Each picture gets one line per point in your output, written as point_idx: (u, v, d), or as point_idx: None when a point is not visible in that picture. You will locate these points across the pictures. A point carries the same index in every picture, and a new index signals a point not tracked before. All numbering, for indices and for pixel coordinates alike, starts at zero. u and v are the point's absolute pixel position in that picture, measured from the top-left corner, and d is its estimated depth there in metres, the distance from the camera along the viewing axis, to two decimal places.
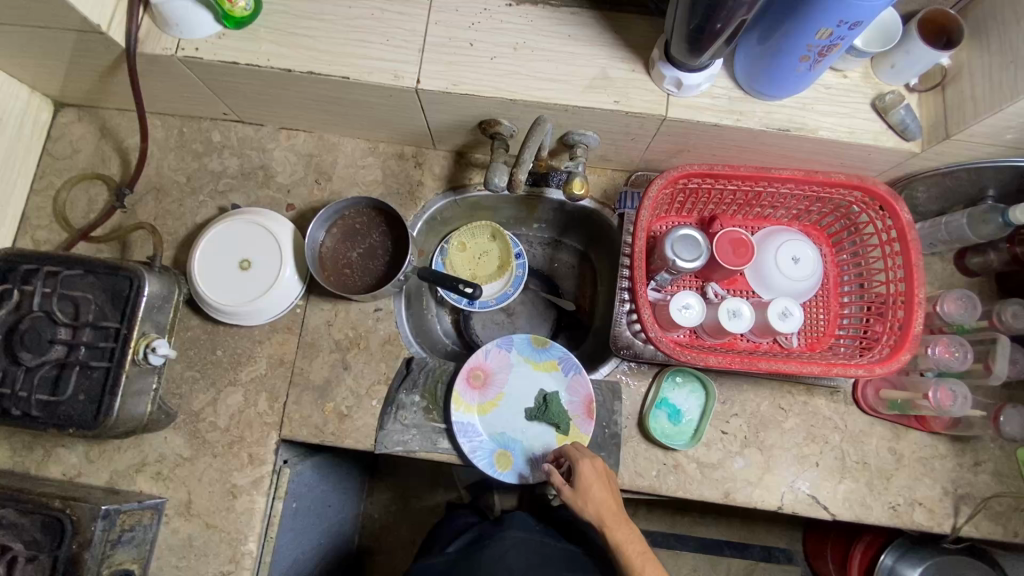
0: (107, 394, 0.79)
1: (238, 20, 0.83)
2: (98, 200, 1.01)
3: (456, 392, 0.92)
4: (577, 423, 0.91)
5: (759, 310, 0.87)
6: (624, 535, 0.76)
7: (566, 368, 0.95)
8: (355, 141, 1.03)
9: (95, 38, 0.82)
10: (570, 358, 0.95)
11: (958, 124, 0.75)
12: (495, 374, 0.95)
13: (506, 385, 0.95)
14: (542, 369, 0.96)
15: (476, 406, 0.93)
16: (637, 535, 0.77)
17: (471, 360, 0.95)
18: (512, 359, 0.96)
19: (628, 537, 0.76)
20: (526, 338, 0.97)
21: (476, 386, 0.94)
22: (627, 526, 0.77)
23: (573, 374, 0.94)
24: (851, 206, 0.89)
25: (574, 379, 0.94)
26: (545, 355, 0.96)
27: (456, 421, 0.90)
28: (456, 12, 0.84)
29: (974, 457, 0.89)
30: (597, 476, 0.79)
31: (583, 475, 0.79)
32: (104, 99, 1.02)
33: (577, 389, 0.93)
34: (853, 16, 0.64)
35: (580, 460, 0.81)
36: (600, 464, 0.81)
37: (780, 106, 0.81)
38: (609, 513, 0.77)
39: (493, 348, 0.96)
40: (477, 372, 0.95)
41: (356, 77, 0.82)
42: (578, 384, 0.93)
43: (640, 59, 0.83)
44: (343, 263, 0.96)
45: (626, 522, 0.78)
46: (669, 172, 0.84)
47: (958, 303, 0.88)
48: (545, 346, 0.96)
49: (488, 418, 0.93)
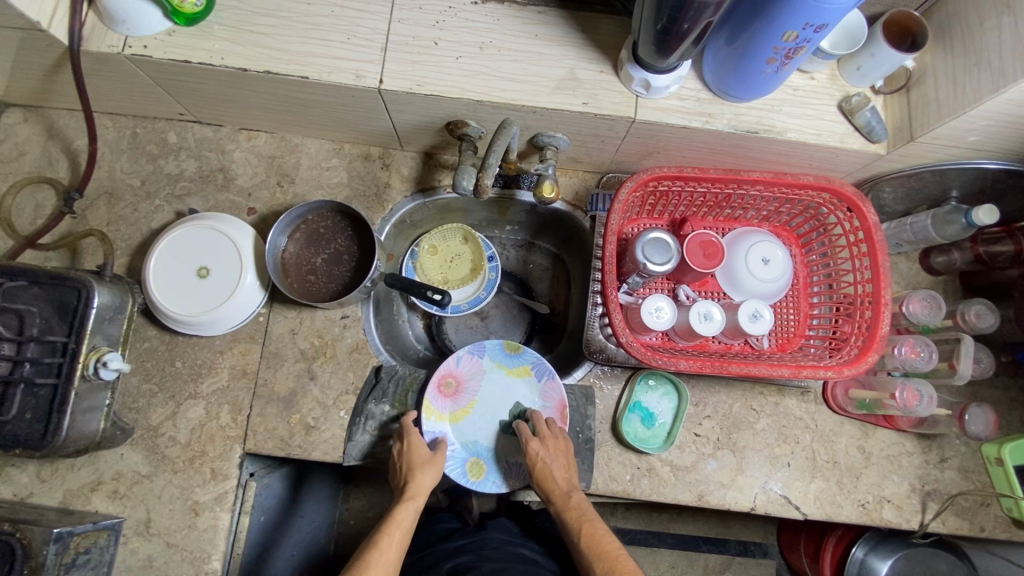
0: (55, 412, 0.75)
1: (189, 16, 0.79)
2: (46, 205, 0.96)
3: (426, 400, 0.91)
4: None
5: (730, 312, 0.87)
6: (565, 505, 0.80)
7: (539, 374, 0.93)
8: (319, 142, 0.99)
9: (35, 36, 0.77)
10: (543, 364, 0.93)
11: (922, 127, 0.75)
12: (467, 381, 0.93)
13: (478, 392, 0.93)
14: (514, 375, 0.94)
15: (448, 414, 0.91)
16: (579, 503, 0.80)
17: (442, 367, 0.92)
18: (484, 364, 0.94)
19: (570, 505, 0.80)
20: (499, 344, 0.95)
21: (448, 394, 0.92)
22: (571, 495, 0.81)
23: (546, 381, 0.92)
24: (820, 207, 0.90)
25: (547, 384, 0.92)
26: (518, 361, 0.94)
27: (426, 430, 0.89)
28: (419, 9, 0.82)
29: (940, 453, 0.91)
30: (544, 454, 0.82)
31: (529, 454, 0.82)
32: (51, 98, 0.96)
33: (549, 395, 0.91)
34: (818, 19, 0.63)
35: (530, 441, 0.83)
36: (549, 441, 0.83)
37: (748, 108, 0.81)
38: (553, 486, 0.81)
39: (464, 355, 0.94)
40: (448, 380, 0.93)
41: (316, 77, 0.79)
42: (551, 390, 0.92)
43: (609, 59, 0.81)
44: (307, 269, 0.93)
45: (570, 492, 0.81)
46: (639, 175, 0.83)
47: (923, 304, 0.89)
48: (517, 352, 0.94)
49: (459, 427, 0.91)
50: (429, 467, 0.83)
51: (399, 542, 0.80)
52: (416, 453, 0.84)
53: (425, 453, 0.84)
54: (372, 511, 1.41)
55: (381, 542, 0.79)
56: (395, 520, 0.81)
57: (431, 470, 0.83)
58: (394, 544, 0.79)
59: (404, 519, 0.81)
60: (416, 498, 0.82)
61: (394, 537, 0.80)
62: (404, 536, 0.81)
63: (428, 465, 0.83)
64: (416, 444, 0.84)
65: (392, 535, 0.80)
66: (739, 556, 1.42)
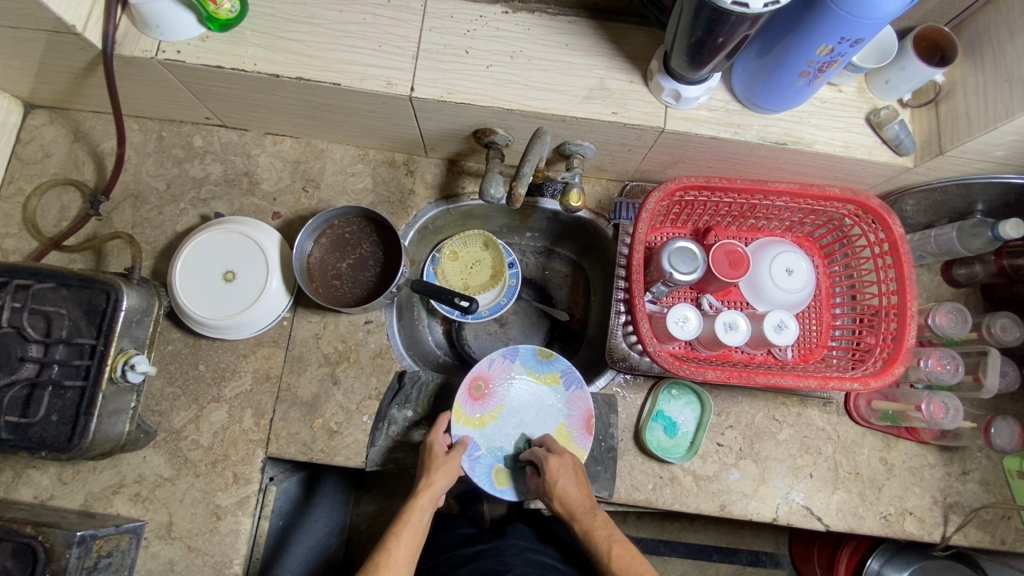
0: (83, 415, 0.75)
1: (223, 22, 0.79)
2: (71, 207, 0.96)
3: (457, 403, 0.90)
4: (575, 438, 0.89)
5: (755, 322, 0.87)
6: (591, 523, 0.81)
7: (568, 382, 0.93)
8: (344, 148, 1.00)
9: (69, 39, 0.77)
10: (572, 373, 0.93)
11: (951, 140, 0.76)
12: (496, 385, 0.93)
13: (507, 397, 0.93)
14: (543, 381, 0.94)
15: (476, 418, 0.91)
16: (603, 521, 0.81)
17: (474, 369, 0.92)
18: (515, 369, 0.94)
19: (595, 523, 0.81)
20: (532, 350, 0.94)
21: (477, 397, 0.91)
22: (593, 511, 0.81)
23: (574, 389, 0.92)
24: (844, 219, 0.90)
25: (575, 393, 0.92)
26: (548, 368, 0.94)
27: (455, 435, 0.88)
28: (451, 18, 0.83)
29: (962, 466, 0.91)
30: (565, 471, 0.82)
31: (549, 473, 0.81)
32: (78, 101, 0.97)
33: (577, 404, 0.91)
34: (854, 34, 0.64)
35: (550, 462, 0.82)
36: (568, 462, 0.83)
37: (777, 120, 0.81)
38: (577, 505, 0.80)
39: (497, 357, 0.93)
40: (479, 383, 0.92)
41: (347, 83, 0.79)
42: (579, 399, 0.92)
43: (638, 69, 0.82)
44: (332, 275, 0.93)
45: (592, 508, 0.81)
46: (666, 184, 0.84)
47: (949, 316, 0.89)
48: (549, 359, 0.94)
49: (486, 432, 0.91)
50: (443, 471, 0.82)
51: (410, 544, 0.79)
52: (432, 457, 0.83)
53: (440, 457, 0.84)
54: (382, 517, 1.40)
55: (390, 544, 0.78)
56: (407, 523, 0.80)
57: (445, 473, 0.82)
58: (403, 546, 0.78)
59: (415, 521, 0.81)
60: (428, 501, 0.81)
61: (405, 539, 0.79)
62: (415, 538, 0.80)
63: (440, 469, 0.82)
64: (431, 449, 0.84)
65: (401, 539, 0.79)
66: (751, 566, 1.41)
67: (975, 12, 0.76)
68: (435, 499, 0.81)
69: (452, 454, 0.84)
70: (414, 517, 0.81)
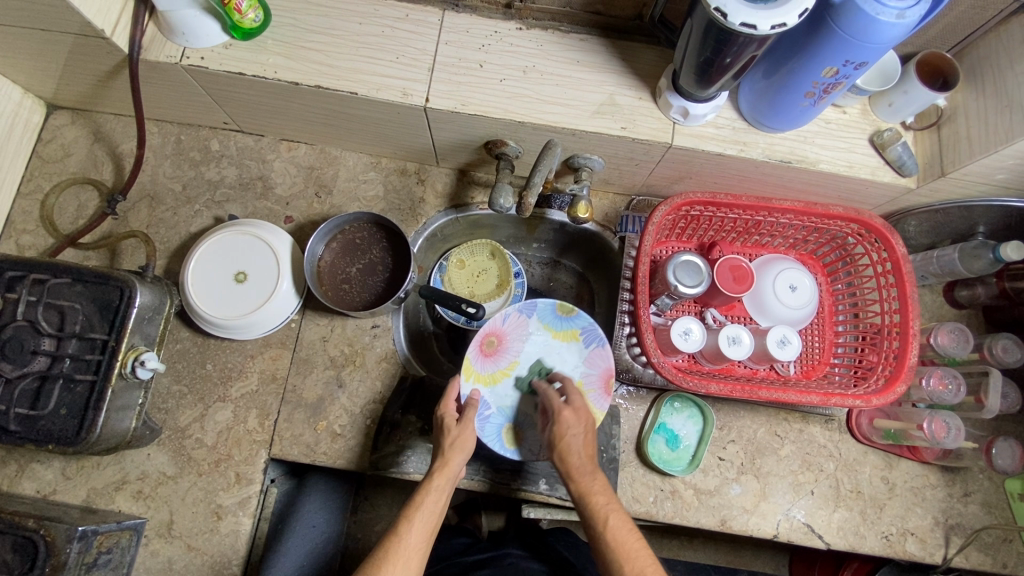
0: (91, 409, 0.76)
1: (247, 31, 0.82)
2: (88, 205, 0.98)
3: (467, 360, 0.85)
4: (593, 398, 0.85)
5: (759, 337, 0.88)
6: (590, 487, 0.72)
7: (588, 340, 0.88)
8: (358, 155, 1.02)
9: (97, 43, 0.80)
10: (593, 330, 0.88)
11: (953, 163, 0.77)
12: (510, 342, 0.88)
13: (521, 353, 0.88)
14: (562, 338, 0.89)
15: (486, 376, 0.86)
16: (604, 488, 0.72)
17: (487, 326, 0.87)
18: (531, 324, 0.89)
19: (593, 488, 0.72)
20: (552, 304, 0.88)
21: (488, 354, 0.87)
22: (596, 475, 0.73)
23: (595, 348, 0.87)
24: (847, 237, 0.92)
25: (596, 352, 0.87)
26: (568, 324, 0.89)
27: (461, 393, 0.83)
28: (466, 33, 0.85)
29: (963, 487, 0.90)
30: (575, 426, 0.75)
31: (559, 421, 0.75)
32: (100, 103, 0.99)
33: (598, 362, 0.87)
34: (858, 57, 0.66)
35: (561, 408, 0.76)
36: (582, 412, 0.77)
37: (782, 139, 0.83)
38: (579, 463, 0.73)
39: (512, 312, 0.88)
40: (491, 339, 0.87)
41: (365, 93, 0.82)
42: (599, 358, 0.87)
43: (647, 87, 0.84)
44: (341, 279, 0.94)
45: (595, 472, 0.73)
46: (672, 200, 0.85)
47: (951, 336, 0.90)
48: (570, 315, 0.88)
49: (497, 391, 0.86)
50: (459, 446, 0.75)
51: (423, 530, 0.70)
52: (446, 431, 0.76)
53: (454, 428, 0.76)
54: (379, 526, 1.39)
55: (402, 529, 0.69)
56: (419, 507, 0.70)
57: (462, 449, 0.75)
58: (415, 532, 0.69)
59: (430, 505, 0.71)
60: (447, 482, 0.73)
61: (418, 524, 0.69)
62: (431, 524, 0.70)
63: (456, 444, 0.75)
64: (443, 424, 0.77)
65: (412, 525, 0.69)
66: None
67: (976, 40, 0.79)
68: (452, 480, 0.73)
69: (466, 423, 0.77)
70: (428, 497, 0.71)
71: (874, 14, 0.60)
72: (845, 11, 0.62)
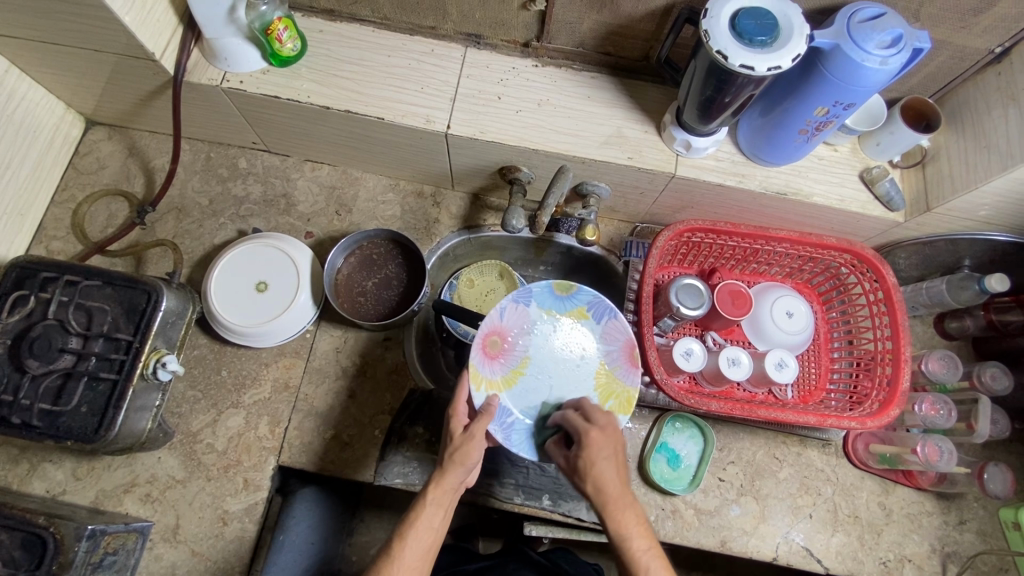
0: (111, 408, 0.78)
1: (284, 58, 0.88)
2: (118, 215, 1.03)
3: (473, 367, 0.81)
4: (620, 373, 0.84)
5: (757, 360, 0.91)
6: (627, 523, 0.66)
7: (597, 314, 0.87)
8: (377, 177, 1.08)
9: (146, 65, 0.86)
10: (600, 303, 0.87)
11: (937, 199, 0.83)
12: (514, 338, 0.85)
13: (530, 348, 0.85)
14: (570, 318, 0.87)
15: (498, 377, 0.82)
16: (640, 521, 0.67)
17: (486, 324, 0.84)
18: (532, 312, 0.86)
19: (631, 525, 0.66)
20: (548, 287, 0.87)
21: (494, 355, 0.83)
22: (634, 509, 0.67)
23: (606, 321, 0.87)
24: (840, 268, 0.96)
25: (608, 325, 0.86)
26: (571, 303, 0.87)
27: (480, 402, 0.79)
28: (486, 68, 0.92)
29: (959, 515, 0.92)
30: (606, 450, 0.69)
31: (590, 447, 0.69)
32: (137, 121, 1.05)
33: (614, 335, 0.86)
34: (847, 99, 0.72)
35: (590, 431, 0.70)
36: (613, 437, 0.71)
37: (777, 172, 0.89)
38: (616, 494, 0.67)
39: (509, 305, 0.85)
40: (495, 338, 0.84)
41: (391, 118, 0.88)
42: (613, 331, 0.86)
43: (653, 122, 0.90)
44: (357, 292, 0.99)
45: (632, 504, 0.68)
46: (675, 225, 0.90)
47: (941, 362, 0.94)
48: (570, 293, 0.87)
49: (516, 391, 0.82)
50: (459, 458, 0.70)
51: (420, 547, 0.68)
52: (451, 440, 0.72)
53: (459, 437, 0.73)
54: (375, 549, 1.37)
55: (397, 546, 0.68)
56: (412, 525, 0.69)
57: (462, 462, 0.70)
58: (411, 551, 0.67)
59: (424, 525, 0.69)
60: (444, 497, 0.70)
61: (410, 541, 0.68)
62: (428, 540, 0.69)
63: (456, 456, 0.71)
64: (450, 432, 0.73)
65: (407, 543, 0.68)
66: None
67: (955, 87, 0.86)
68: (449, 495, 0.70)
69: (472, 433, 0.72)
70: (424, 513, 0.69)
71: (859, 60, 0.67)
72: (834, 57, 0.68)
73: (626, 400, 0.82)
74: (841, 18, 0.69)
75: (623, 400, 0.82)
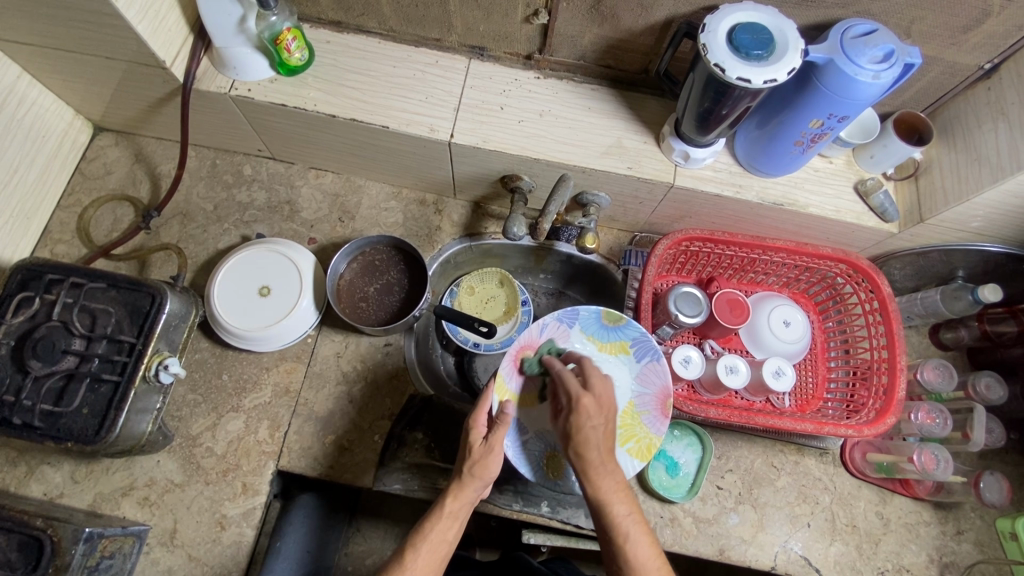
0: (113, 410, 0.78)
1: (292, 68, 0.90)
2: (123, 220, 1.04)
3: (501, 377, 0.80)
4: (647, 420, 0.82)
5: (755, 368, 0.92)
6: (607, 487, 0.68)
7: (638, 353, 0.85)
8: (380, 185, 1.09)
9: (157, 73, 0.88)
10: (644, 342, 0.85)
11: (930, 210, 0.85)
12: None
13: None
14: (610, 350, 0.85)
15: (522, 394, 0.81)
16: (619, 485, 0.68)
17: (524, 339, 0.83)
18: (573, 335, 0.85)
19: (611, 490, 0.68)
20: (595, 313, 0.85)
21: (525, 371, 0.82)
22: (615, 476, 0.69)
23: (646, 362, 0.84)
24: (836, 277, 0.98)
25: (648, 367, 0.84)
26: (615, 335, 0.85)
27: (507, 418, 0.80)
28: (490, 79, 0.94)
29: (956, 525, 0.93)
30: (594, 417, 0.70)
31: (578, 412, 0.70)
32: (145, 127, 1.07)
33: (651, 378, 0.83)
34: (842, 111, 0.74)
35: (581, 397, 0.70)
36: (603, 403, 0.71)
37: (774, 183, 0.91)
38: (596, 459, 0.68)
39: (551, 322, 0.84)
40: (529, 354, 0.83)
41: (395, 126, 0.90)
42: (652, 374, 0.84)
43: (653, 133, 0.92)
44: (359, 297, 1.00)
45: (613, 470, 0.69)
46: (674, 234, 0.92)
47: (936, 372, 0.95)
48: (617, 325, 0.85)
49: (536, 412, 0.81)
50: (479, 473, 0.71)
51: (430, 559, 0.68)
52: (470, 452, 0.72)
53: (479, 448, 0.72)
54: (371, 559, 1.36)
55: (408, 556, 0.68)
56: (424, 536, 0.69)
57: (481, 476, 0.71)
58: (423, 566, 0.67)
59: (438, 540, 0.69)
60: (460, 509, 0.71)
61: (422, 553, 0.68)
62: (440, 552, 0.69)
63: (475, 469, 0.71)
64: (469, 444, 0.73)
65: (418, 554, 0.68)
66: None
67: (947, 101, 0.88)
68: (465, 507, 0.71)
69: (492, 445, 0.72)
70: (438, 524, 0.69)
71: (852, 74, 0.69)
72: (828, 71, 0.70)
73: (645, 447, 0.81)
74: (835, 34, 0.71)
75: (642, 447, 0.81)
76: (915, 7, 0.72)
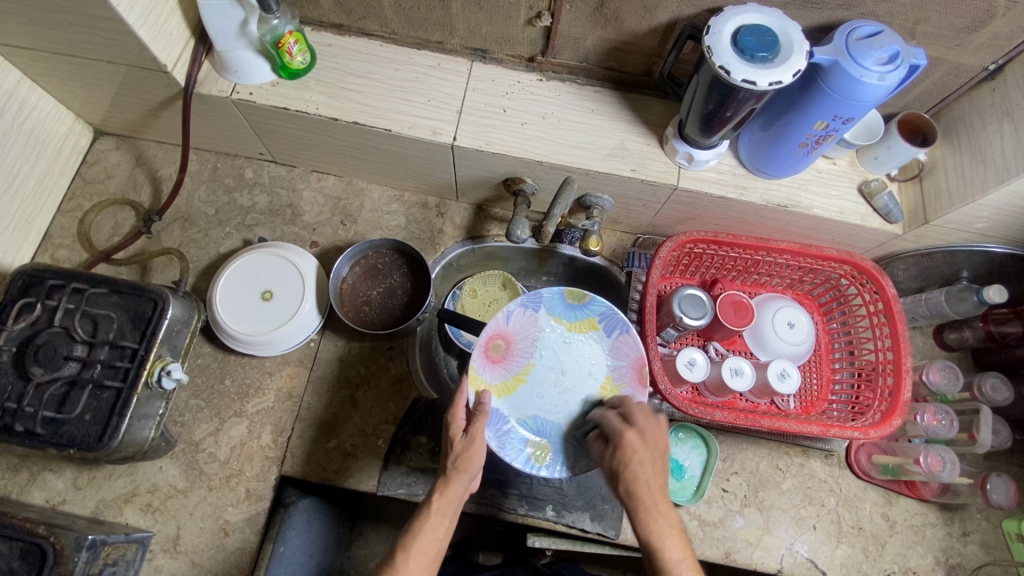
0: (115, 416, 0.77)
1: (294, 71, 0.90)
2: (124, 224, 1.04)
3: (474, 370, 0.81)
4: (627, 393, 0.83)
5: (760, 370, 0.92)
6: (658, 527, 0.64)
7: (608, 326, 0.85)
8: (382, 188, 1.09)
9: (158, 77, 0.88)
10: (611, 316, 0.85)
11: (935, 211, 0.85)
12: (518, 343, 0.84)
13: (534, 354, 0.85)
14: (579, 328, 0.86)
15: (498, 382, 0.82)
16: (672, 527, 0.65)
17: (490, 328, 0.83)
18: (540, 319, 0.85)
19: (662, 532, 0.64)
20: (559, 294, 0.85)
21: (496, 359, 0.83)
22: (669, 517, 0.65)
23: (618, 334, 0.85)
24: (840, 279, 0.98)
25: (619, 339, 0.84)
26: (581, 313, 0.86)
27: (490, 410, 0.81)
28: (493, 81, 0.94)
29: (962, 527, 0.92)
30: (640, 452, 0.68)
31: (623, 446, 0.68)
32: (145, 131, 1.07)
33: (624, 351, 0.84)
34: (846, 113, 0.74)
35: (624, 431, 0.69)
36: (649, 439, 0.69)
37: (778, 185, 0.90)
38: (646, 497, 0.66)
39: (515, 309, 0.84)
40: (498, 342, 0.83)
41: (397, 129, 0.89)
42: (624, 347, 0.84)
43: (656, 135, 0.92)
44: (362, 300, 1.00)
45: (666, 512, 0.65)
46: (678, 236, 0.92)
47: (942, 373, 0.95)
48: (582, 302, 0.85)
49: (515, 399, 0.83)
50: (464, 466, 0.70)
51: (423, 559, 0.68)
52: (452, 446, 0.71)
53: (460, 442, 0.71)
54: (374, 563, 1.36)
55: (399, 557, 0.67)
56: (415, 536, 0.68)
57: (465, 470, 0.70)
58: (415, 566, 0.67)
59: (427, 539, 0.68)
60: (449, 505, 0.70)
61: (415, 552, 0.67)
62: (432, 552, 0.69)
63: (459, 463, 0.70)
64: (449, 438, 0.72)
65: (410, 555, 0.67)
66: None
67: (950, 103, 0.88)
68: (453, 503, 0.70)
69: (473, 437, 0.71)
70: (427, 523, 0.69)
71: (858, 76, 0.69)
72: (833, 73, 0.70)
73: None
74: (839, 36, 0.71)
75: None
76: (919, 8, 0.72)
